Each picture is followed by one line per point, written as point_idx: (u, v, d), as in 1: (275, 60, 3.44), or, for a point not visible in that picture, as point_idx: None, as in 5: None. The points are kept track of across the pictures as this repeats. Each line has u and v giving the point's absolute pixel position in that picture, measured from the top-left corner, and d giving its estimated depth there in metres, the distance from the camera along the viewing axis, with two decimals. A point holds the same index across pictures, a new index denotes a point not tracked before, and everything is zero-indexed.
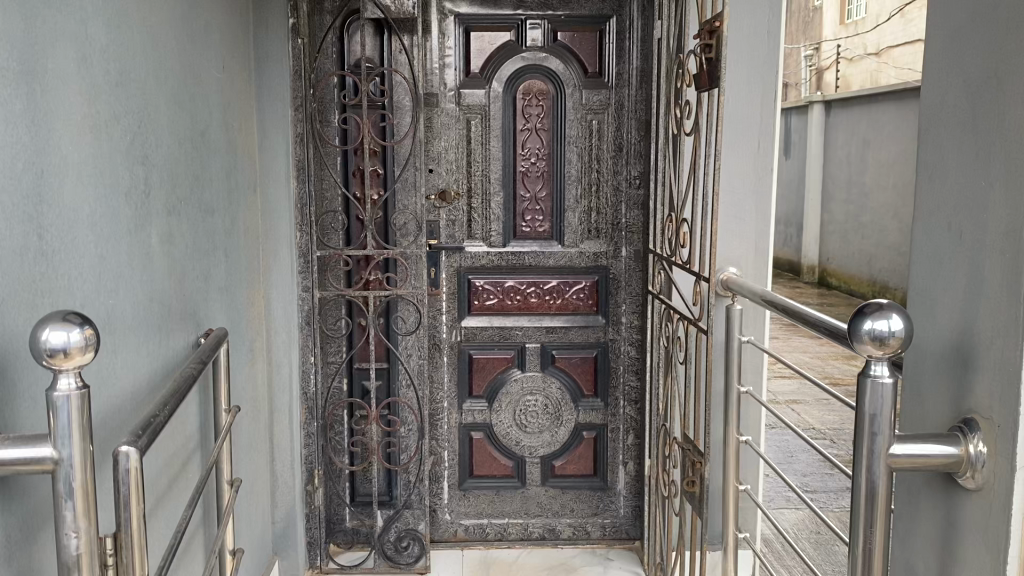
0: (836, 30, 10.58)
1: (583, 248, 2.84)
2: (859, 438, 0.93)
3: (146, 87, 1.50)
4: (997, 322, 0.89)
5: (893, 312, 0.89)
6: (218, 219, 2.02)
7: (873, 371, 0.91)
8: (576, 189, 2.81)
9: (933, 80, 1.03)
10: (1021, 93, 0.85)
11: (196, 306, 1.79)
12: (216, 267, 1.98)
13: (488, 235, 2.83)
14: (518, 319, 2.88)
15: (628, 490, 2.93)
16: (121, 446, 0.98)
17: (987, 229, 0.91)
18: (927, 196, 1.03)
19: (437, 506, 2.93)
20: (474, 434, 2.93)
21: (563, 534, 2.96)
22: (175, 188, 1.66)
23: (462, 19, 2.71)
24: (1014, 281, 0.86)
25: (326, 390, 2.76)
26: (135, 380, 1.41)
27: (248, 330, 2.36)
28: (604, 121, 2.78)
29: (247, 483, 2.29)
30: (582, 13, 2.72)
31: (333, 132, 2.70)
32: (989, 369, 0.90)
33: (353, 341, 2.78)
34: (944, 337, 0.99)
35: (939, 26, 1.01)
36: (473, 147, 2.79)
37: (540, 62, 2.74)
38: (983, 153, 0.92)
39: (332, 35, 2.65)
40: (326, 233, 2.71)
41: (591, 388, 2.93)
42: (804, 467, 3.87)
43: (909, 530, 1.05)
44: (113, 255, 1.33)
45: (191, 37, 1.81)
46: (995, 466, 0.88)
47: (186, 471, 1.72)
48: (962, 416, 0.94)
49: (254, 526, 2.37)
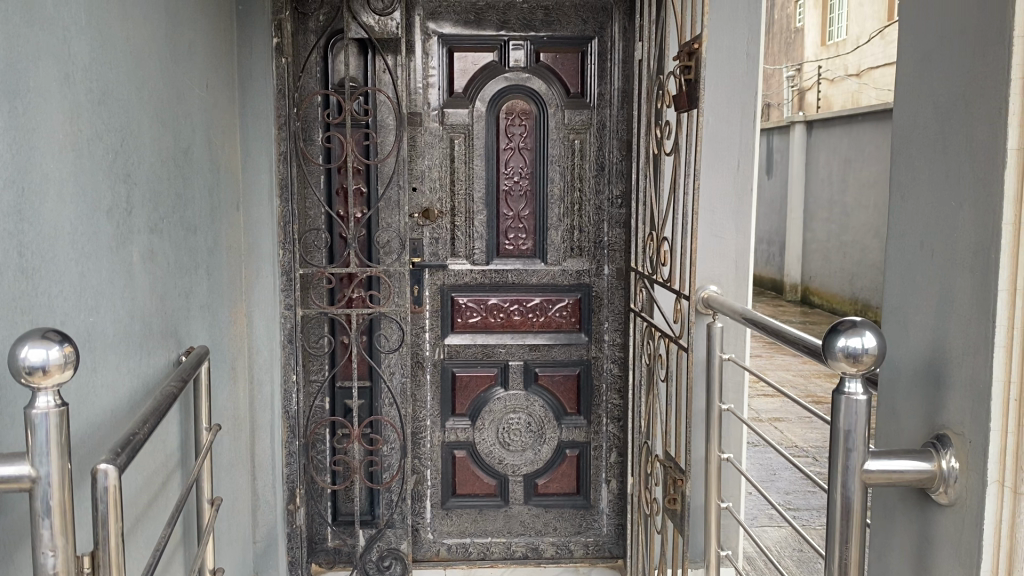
0: (817, 51, 10.76)
1: (566, 266, 2.86)
2: (835, 454, 0.94)
3: (129, 106, 1.50)
4: (968, 338, 0.90)
5: (865, 330, 0.90)
6: (200, 237, 2.02)
7: (848, 388, 0.92)
8: (559, 208, 2.83)
9: (905, 98, 1.05)
10: (987, 115, 0.87)
11: (177, 324, 1.79)
12: (197, 285, 1.98)
13: (471, 252, 2.84)
14: (502, 337, 2.89)
15: (611, 509, 2.93)
16: (101, 463, 0.98)
17: (958, 246, 0.92)
18: (901, 215, 1.05)
19: (420, 525, 2.92)
20: (457, 452, 2.93)
21: (546, 552, 2.94)
22: (157, 206, 1.66)
23: (445, 39, 2.74)
24: (984, 300, 0.87)
25: (308, 409, 2.76)
26: (115, 398, 1.40)
27: (230, 348, 2.35)
28: (586, 140, 2.80)
29: (228, 501, 2.28)
30: (564, 34, 2.75)
31: (317, 151, 2.71)
32: (961, 385, 0.91)
33: (335, 359, 2.79)
34: (917, 353, 1.01)
35: (911, 49, 1.03)
36: (457, 166, 2.80)
37: (522, 82, 2.77)
38: (954, 173, 0.93)
39: (317, 54, 2.67)
40: (309, 251, 2.73)
41: (574, 405, 2.94)
42: (787, 485, 3.89)
43: (886, 544, 1.06)
44: (94, 272, 1.33)
45: (174, 56, 1.82)
46: (966, 480, 0.90)
47: (167, 489, 1.70)
48: (935, 432, 0.96)
49: (235, 544, 2.35)
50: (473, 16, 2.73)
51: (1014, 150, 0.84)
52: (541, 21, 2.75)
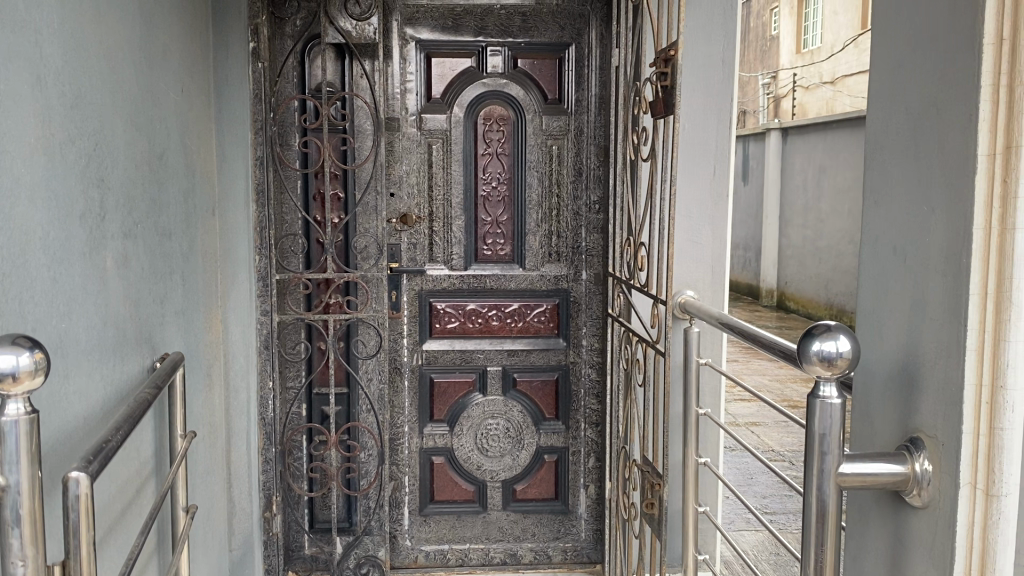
0: (792, 59, 10.87)
1: (544, 272, 2.86)
2: (810, 458, 0.94)
3: (103, 110, 1.49)
4: (940, 342, 0.91)
5: (839, 333, 0.91)
6: (175, 242, 2.01)
7: (823, 391, 0.92)
8: (537, 214, 2.83)
9: (878, 104, 1.06)
10: (957, 121, 0.88)
11: (152, 330, 1.77)
12: (172, 291, 1.96)
13: (449, 257, 2.84)
14: (480, 342, 2.88)
15: (590, 514, 2.93)
16: (72, 471, 0.97)
17: (929, 251, 0.94)
18: (875, 219, 1.06)
19: (397, 531, 2.90)
20: (435, 458, 2.91)
21: (525, 558, 2.94)
22: (131, 211, 1.64)
23: (422, 45, 2.74)
24: (956, 303, 0.88)
25: (284, 416, 2.73)
26: (87, 406, 1.38)
27: (205, 355, 2.33)
28: (564, 146, 2.81)
29: (203, 510, 2.26)
30: (542, 40, 2.77)
31: (294, 156, 2.69)
32: (933, 390, 0.92)
33: (312, 365, 2.76)
34: (890, 358, 1.02)
35: (883, 58, 1.05)
36: (435, 171, 2.79)
37: (500, 87, 2.77)
38: (925, 180, 0.95)
39: (294, 59, 2.65)
40: (285, 257, 2.71)
41: (552, 410, 2.94)
42: (764, 489, 3.91)
43: (863, 548, 1.07)
44: (66, 278, 1.31)
45: (149, 60, 1.80)
46: (939, 483, 0.91)
47: (140, 498, 1.68)
48: (909, 436, 0.97)
49: (211, 552, 2.33)
50: (451, 21, 2.73)
51: (984, 155, 0.85)
52: (519, 28, 2.76)
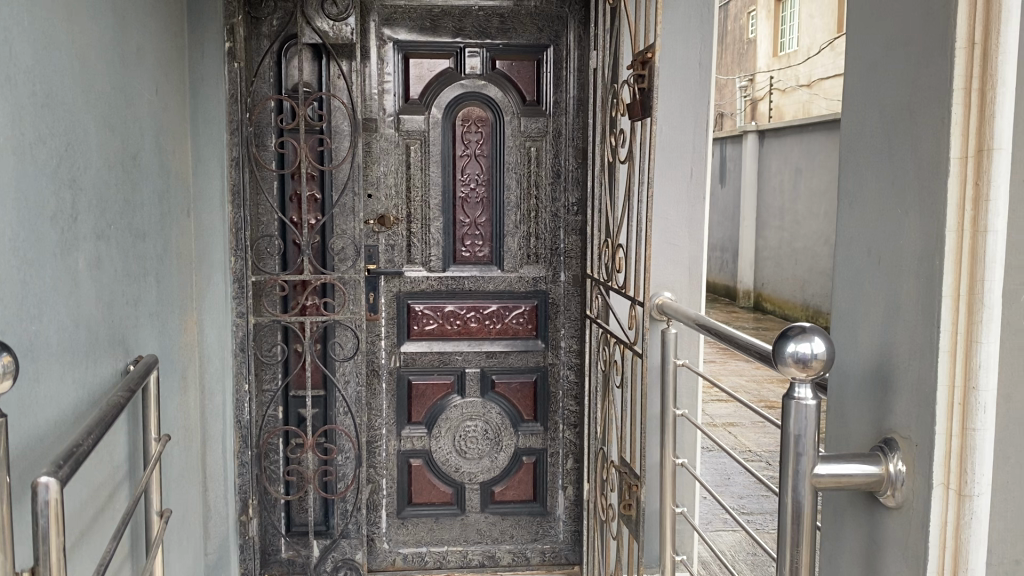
0: (769, 62, 10.95)
1: (522, 273, 2.86)
2: (785, 459, 0.94)
3: (75, 109, 1.47)
4: (914, 344, 0.92)
5: (815, 335, 0.92)
6: (150, 243, 1.99)
7: (798, 393, 0.92)
8: (515, 215, 2.83)
9: (853, 107, 1.06)
10: (930, 125, 0.89)
11: (126, 332, 1.75)
12: (146, 292, 1.94)
13: (427, 259, 2.82)
14: (458, 344, 2.88)
15: (568, 515, 2.93)
16: (41, 477, 0.96)
17: (904, 253, 0.94)
18: (850, 222, 1.07)
19: (375, 534, 2.89)
20: (413, 460, 2.90)
21: (503, 560, 2.93)
22: (104, 212, 1.62)
23: (400, 45, 2.73)
24: (929, 305, 0.89)
25: (260, 419, 2.71)
26: (59, 409, 1.36)
27: (180, 357, 2.31)
28: (542, 147, 2.81)
29: (178, 513, 2.24)
30: (520, 41, 2.77)
31: (270, 157, 2.67)
32: (907, 391, 0.93)
33: (288, 367, 2.74)
34: (864, 360, 1.03)
35: (856, 62, 1.05)
36: (413, 173, 2.79)
37: (478, 89, 2.76)
38: (899, 182, 0.95)
39: (270, 59, 2.64)
40: (261, 258, 2.68)
41: (530, 412, 2.94)
42: (741, 489, 3.94)
43: (837, 548, 1.08)
44: (37, 280, 1.29)
45: (122, 59, 1.78)
46: (913, 483, 0.91)
47: (113, 503, 1.66)
48: (883, 436, 0.97)
49: (185, 556, 2.30)
50: (429, 22, 2.72)
51: (957, 159, 0.86)
52: (497, 29, 2.75)
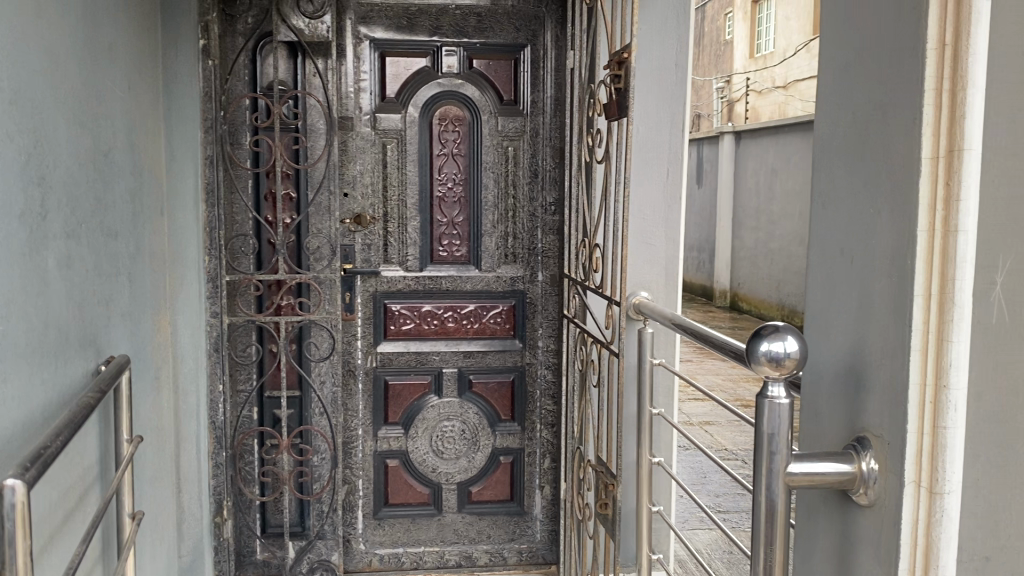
0: (745, 64, 11.04)
1: (500, 273, 2.85)
2: (759, 459, 0.94)
3: (44, 105, 1.45)
4: (886, 342, 0.92)
5: (787, 334, 0.92)
6: (122, 242, 1.96)
7: (771, 391, 0.92)
8: (492, 215, 2.83)
9: (826, 109, 1.07)
10: (901, 125, 0.90)
11: (97, 333, 1.73)
12: (118, 292, 1.91)
13: (404, 259, 2.81)
14: (436, 344, 2.87)
15: (545, 514, 2.93)
16: (7, 479, 0.94)
17: (876, 253, 0.95)
18: (823, 222, 1.07)
19: (351, 535, 2.88)
20: (389, 460, 2.89)
21: (479, 560, 2.93)
22: (74, 210, 1.60)
23: (376, 44, 2.72)
24: (901, 305, 0.90)
25: (235, 419, 2.69)
26: (27, 409, 1.34)
27: (153, 357, 2.28)
28: (519, 147, 2.81)
29: (151, 515, 2.21)
30: (497, 41, 2.76)
31: (244, 155, 2.64)
32: (879, 389, 0.93)
33: (263, 367, 2.72)
34: (837, 359, 1.03)
35: (830, 62, 1.06)
36: (389, 171, 2.77)
37: (456, 88, 2.76)
38: (871, 183, 0.96)
39: (245, 57, 2.61)
40: (235, 257, 2.66)
41: (507, 412, 2.94)
42: (716, 487, 3.96)
43: (810, 546, 1.09)
44: (4, 279, 1.27)
45: (94, 55, 1.76)
46: (885, 482, 0.92)
47: (84, 505, 1.64)
48: (856, 435, 0.98)
49: (158, 558, 2.27)
50: (406, 21, 2.71)
51: (928, 159, 0.86)
52: (474, 28, 2.75)
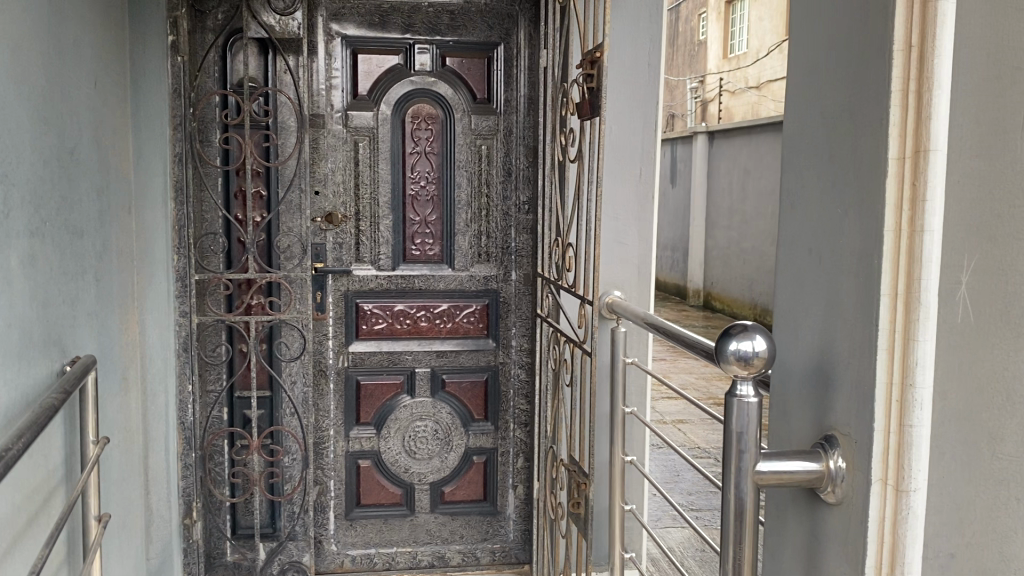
0: (718, 65, 11.12)
1: (473, 272, 2.85)
2: (728, 457, 0.94)
3: (8, 100, 1.42)
4: (853, 341, 0.93)
5: (756, 333, 0.92)
6: (88, 240, 1.93)
7: (740, 390, 0.92)
8: (466, 213, 2.82)
9: (794, 109, 1.07)
10: (868, 126, 0.90)
11: (62, 333, 1.70)
12: (84, 291, 1.88)
13: (377, 258, 2.80)
14: (409, 343, 2.85)
15: (518, 514, 2.93)
16: None
17: (843, 252, 0.95)
18: (791, 221, 1.08)
19: (323, 536, 2.85)
20: (361, 461, 2.87)
21: (452, 560, 2.92)
22: (38, 208, 1.58)
23: (348, 41, 2.69)
24: (868, 304, 0.90)
25: (204, 420, 2.66)
26: None
27: (121, 357, 2.25)
28: (493, 146, 2.80)
29: (119, 517, 2.18)
30: (469, 39, 2.75)
31: (214, 153, 2.61)
32: (847, 388, 0.94)
33: (233, 367, 2.69)
34: (805, 358, 1.04)
35: (799, 62, 1.06)
36: (361, 169, 2.75)
37: (428, 86, 2.75)
38: (839, 184, 0.96)
39: (215, 53, 2.58)
40: (205, 256, 2.63)
41: (481, 412, 2.93)
42: (689, 485, 3.99)
43: (779, 544, 1.09)
44: None
45: (59, 50, 1.73)
46: (852, 480, 0.92)
47: (49, 507, 1.61)
48: (824, 433, 0.98)
49: (127, 560, 2.24)
50: (378, 18, 2.69)
51: (894, 159, 0.87)
52: (447, 26, 2.74)
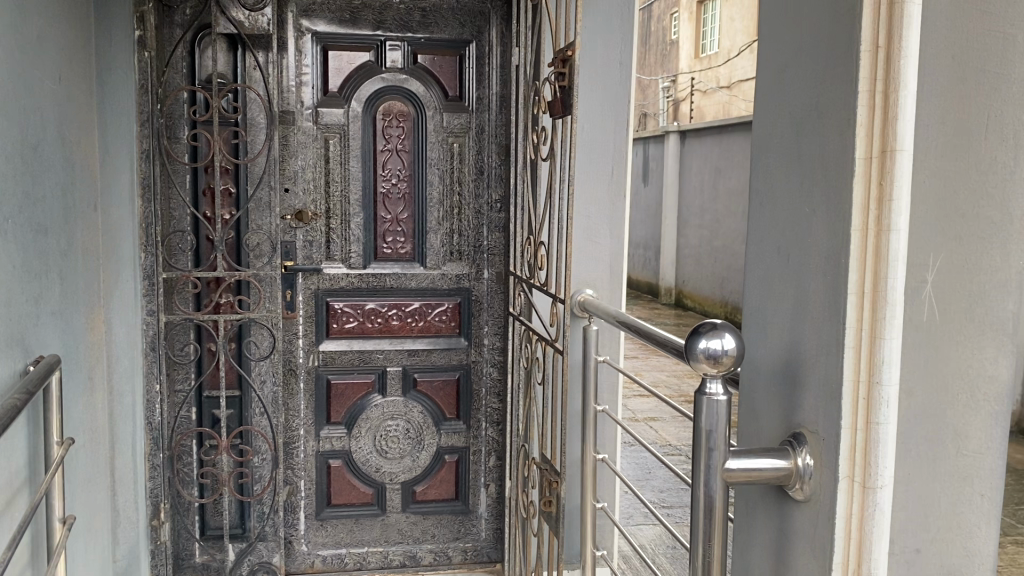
0: (689, 64, 11.20)
1: (445, 270, 2.84)
2: (697, 455, 0.95)
3: None
4: (821, 340, 0.94)
5: (725, 332, 0.93)
6: (51, 238, 1.89)
7: (709, 389, 0.93)
8: (438, 211, 2.81)
9: (763, 109, 1.08)
10: (836, 126, 0.91)
11: (25, 332, 1.67)
12: (48, 290, 1.85)
13: (347, 256, 2.77)
14: (380, 342, 2.84)
15: (490, 513, 2.93)
16: None
17: (811, 251, 0.96)
18: (761, 219, 1.08)
19: (293, 537, 2.84)
20: (332, 460, 2.85)
21: (424, 560, 2.92)
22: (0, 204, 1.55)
23: (319, 37, 2.67)
24: (835, 302, 0.91)
25: (173, 420, 2.63)
26: None
27: (87, 356, 2.22)
28: (465, 144, 2.79)
29: (84, 518, 2.15)
30: (441, 36, 2.74)
31: (182, 149, 2.57)
32: (815, 386, 0.95)
33: (202, 367, 2.66)
34: (773, 356, 1.05)
35: (768, 63, 1.07)
36: (332, 167, 2.73)
37: (400, 83, 2.73)
38: (807, 183, 0.97)
39: (183, 49, 2.55)
40: (173, 255, 2.60)
41: (453, 410, 2.92)
42: (661, 483, 4.01)
43: (749, 541, 1.10)
44: None
45: (22, 44, 1.70)
46: (820, 477, 0.93)
47: (12, 509, 1.58)
48: (793, 431, 0.99)
49: (92, 562, 2.21)
50: (349, 14, 2.68)
51: (861, 159, 0.87)
52: (419, 23, 2.72)
